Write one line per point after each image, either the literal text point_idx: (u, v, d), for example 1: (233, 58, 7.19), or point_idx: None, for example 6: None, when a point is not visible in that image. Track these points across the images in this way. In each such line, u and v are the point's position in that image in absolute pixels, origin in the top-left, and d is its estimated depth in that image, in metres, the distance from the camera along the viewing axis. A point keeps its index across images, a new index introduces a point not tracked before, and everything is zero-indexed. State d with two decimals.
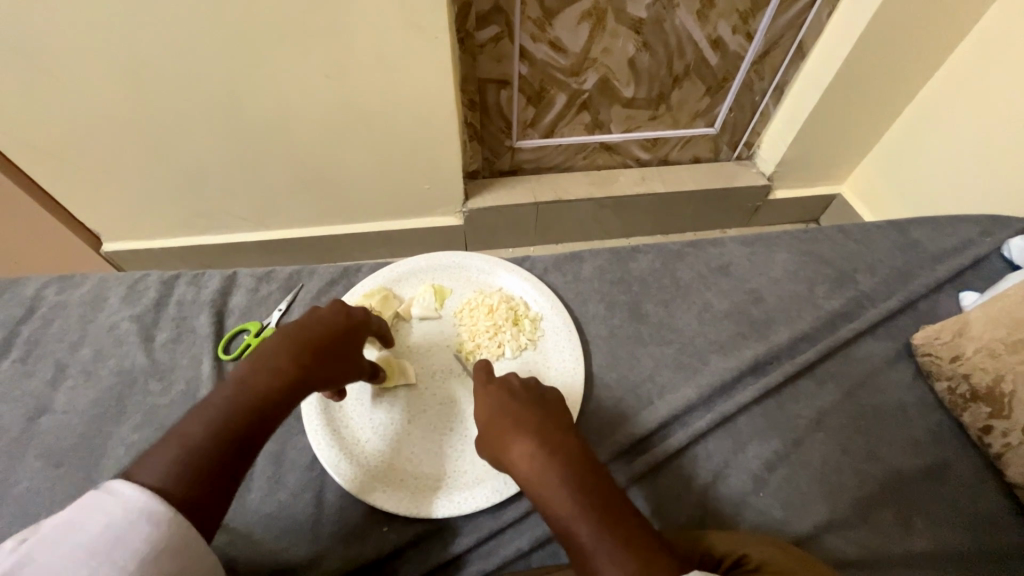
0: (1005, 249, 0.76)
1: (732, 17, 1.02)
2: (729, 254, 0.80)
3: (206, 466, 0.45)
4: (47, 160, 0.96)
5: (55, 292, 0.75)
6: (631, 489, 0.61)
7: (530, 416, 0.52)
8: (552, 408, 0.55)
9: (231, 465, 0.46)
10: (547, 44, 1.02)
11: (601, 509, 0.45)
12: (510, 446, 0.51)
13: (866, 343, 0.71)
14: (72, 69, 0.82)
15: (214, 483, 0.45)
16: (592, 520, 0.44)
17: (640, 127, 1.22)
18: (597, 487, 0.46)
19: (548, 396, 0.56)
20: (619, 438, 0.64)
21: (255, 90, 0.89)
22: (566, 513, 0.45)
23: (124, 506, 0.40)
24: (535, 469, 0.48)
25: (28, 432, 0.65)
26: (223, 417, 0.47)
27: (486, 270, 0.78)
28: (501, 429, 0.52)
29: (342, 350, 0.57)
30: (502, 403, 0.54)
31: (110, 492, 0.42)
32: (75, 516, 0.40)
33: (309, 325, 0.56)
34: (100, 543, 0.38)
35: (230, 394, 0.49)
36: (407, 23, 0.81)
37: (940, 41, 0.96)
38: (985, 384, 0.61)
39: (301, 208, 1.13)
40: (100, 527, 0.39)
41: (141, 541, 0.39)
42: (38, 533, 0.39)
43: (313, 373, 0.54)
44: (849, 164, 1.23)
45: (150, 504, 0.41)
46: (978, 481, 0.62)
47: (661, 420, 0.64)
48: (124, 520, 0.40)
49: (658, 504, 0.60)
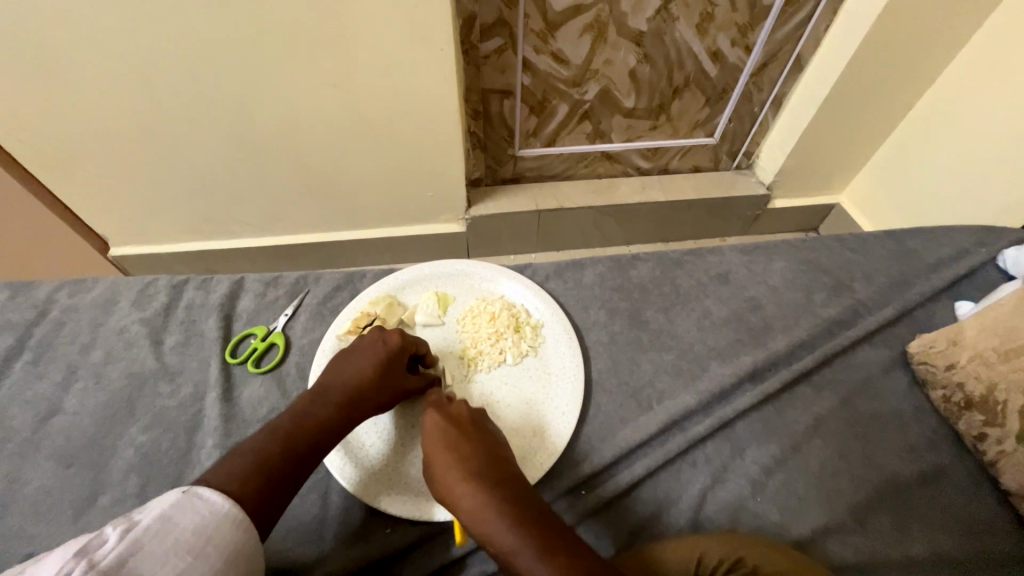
0: (1000, 260, 0.77)
1: (731, 30, 1.04)
2: (728, 262, 0.81)
3: (268, 473, 0.50)
4: (61, 165, 0.98)
5: (67, 295, 0.77)
6: (582, 527, 0.60)
7: (472, 453, 0.54)
8: (494, 442, 0.56)
9: (286, 479, 0.52)
10: (550, 55, 1.04)
11: (541, 540, 0.46)
12: (454, 485, 0.52)
13: (863, 350, 0.72)
14: (89, 78, 0.85)
15: (272, 489, 0.50)
16: (531, 552, 0.46)
17: (641, 137, 1.23)
18: (535, 518, 0.48)
19: (495, 433, 0.58)
20: (586, 465, 0.63)
21: (265, 99, 0.91)
22: (507, 547, 0.47)
23: (215, 511, 0.45)
24: (478, 507, 0.49)
25: (39, 433, 0.66)
26: (279, 441, 0.53)
27: (488, 277, 0.80)
28: (446, 467, 0.53)
29: (387, 383, 0.61)
30: (449, 437, 0.55)
31: (198, 495, 0.45)
32: (171, 512, 0.43)
33: (359, 361, 0.61)
34: (197, 541, 0.42)
35: (290, 421, 0.55)
36: (414, 34, 0.83)
37: (936, 54, 0.98)
38: (980, 393, 0.61)
39: (307, 213, 1.14)
40: (197, 526, 0.43)
41: (227, 544, 0.44)
42: (139, 523, 0.41)
43: (360, 407, 0.59)
44: (847, 174, 1.25)
45: (232, 509, 0.46)
46: (973, 487, 0.63)
47: (636, 441, 0.64)
48: (215, 523, 0.44)
49: (632, 530, 0.60)
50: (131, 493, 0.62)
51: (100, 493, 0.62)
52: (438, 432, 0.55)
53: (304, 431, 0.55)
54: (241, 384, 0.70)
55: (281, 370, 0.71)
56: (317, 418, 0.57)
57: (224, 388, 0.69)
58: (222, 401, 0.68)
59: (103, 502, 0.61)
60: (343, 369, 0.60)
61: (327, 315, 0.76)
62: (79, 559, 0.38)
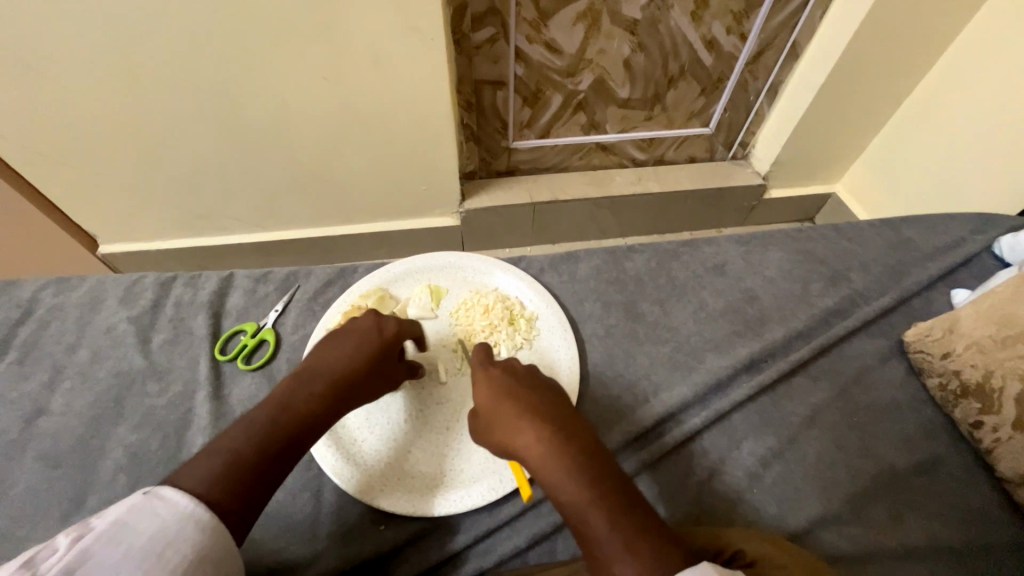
0: (997, 247, 0.77)
1: (726, 17, 1.02)
2: (723, 252, 0.81)
3: (243, 474, 0.49)
4: (45, 162, 0.96)
5: (53, 294, 0.75)
6: (640, 478, 0.62)
7: (535, 402, 0.53)
8: (557, 395, 0.55)
9: (262, 481, 0.50)
10: (543, 45, 1.02)
11: (608, 492, 0.46)
12: (517, 434, 0.51)
13: (859, 340, 0.72)
14: (70, 73, 0.83)
15: (247, 491, 0.49)
16: (598, 502, 0.45)
17: (636, 128, 1.22)
18: (600, 468, 0.48)
19: (554, 385, 0.57)
20: (628, 426, 0.65)
21: (253, 93, 0.89)
22: (573, 496, 0.46)
23: (176, 514, 0.44)
24: (544, 456, 0.49)
25: (26, 434, 0.65)
26: (254, 439, 0.51)
27: (482, 270, 0.79)
28: (510, 416, 0.53)
29: (376, 371, 0.61)
30: (510, 388, 0.55)
31: (159, 497, 0.44)
32: (126, 518, 0.42)
33: (353, 347, 0.60)
34: (154, 545, 0.41)
35: (271, 414, 0.54)
36: (403, 25, 0.82)
37: (933, 41, 0.96)
38: (976, 380, 0.61)
39: (298, 208, 1.13)
40: (154, 530, 0.42)
41: (190, 546, 0.42)
42: (91, 531, 0.41)
43: (349, 395, 0.58)
44: (844, 163, 1.24)
45: (197, 510, 0.45)
46: (970, 476, 0.62)
47: (671, 406, 0.66)
48: (176, 526, 0.43)
49: (671, 489, 0.61)
50: (120, 493, 0.61)
51: (89, 495, 0.61)
52: (501, 384, 0.55)
53: (288, 423, 0.54)
54: (232, 382, 0.69)
55: (272, 367, 0.70)
56: (301, 409, 0.55)
57: (213, 386, 0.68)
58: (212, 399, 0.67)
59: (92, 504, 0.60)
60: (335, 355, 0.59)
61: (318, 310, 0.76)
62: (24, 571, 0.37)
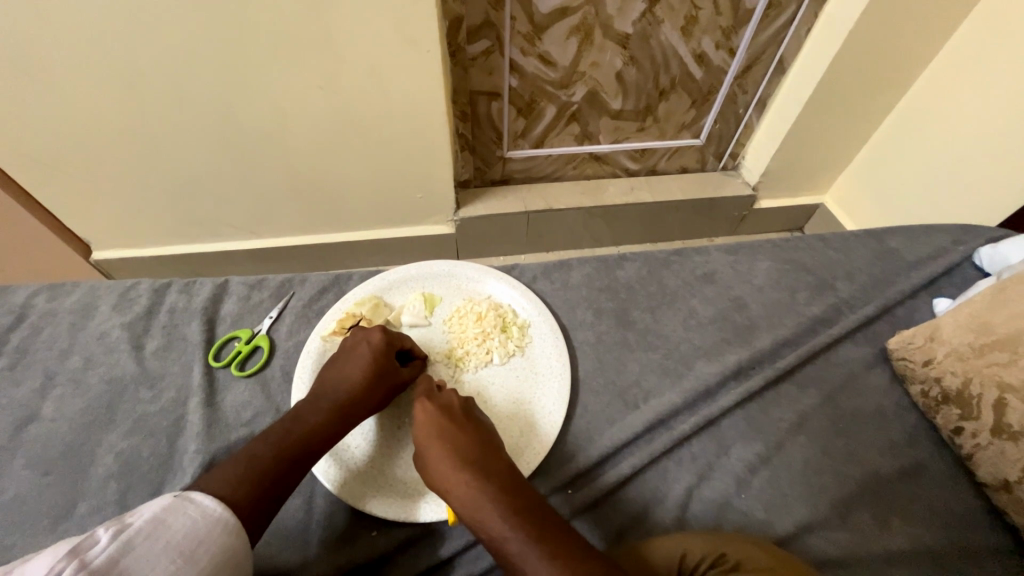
0: (977, 257, 0.78)
1: (715, 33, 1.05)
2: (713, 262, 0.82)
3: (261, 478, 0.51)
4: (41, 169, 0.97)
5: (46, 300, 0.76)
6: (577, 520, 0.60)
7: (463, 439, 0.55)
8: (486, 430, 0.57)
9: (277, 485, 0.52)
10: (536, 57, 1.04)
11: (530, 526, 0.47)
12: (447, 472, 0.52)
13: (845, 348, 0.73)
14: (69, 81, 0.84)
15: (265, 494, 0.50)
16: (521, 537, 0.47)
17: (628, 138, 1.24)
18: (526, 505, 0.49)
19: (485, 420, 0.59)
20: (569, 466, 0.64)
21: (249, 102, 0.90)
22: (499, 533, 0.48)
23: (207, 515, 0.45)
24: (469, 493, 0.50)
25: (16, 440, 0.65)
26: (270, 448, 0.54)
27: (474, 278, 0.80)
28: (439, 454, 0.54)
29: (378, 382, 0.62)
30: (441, 425, 0.56)
31: (191, 499, 0.45)
32: (164, 516, 0.43)
33: (350, 366, 0.62)
34: (189, 544, 0.42)
35: (286, 427, 0.56)
36: (398, 37, 0.83)
37: (914, 56, 0.99)
38: (955, 387, 0.62)
39: (292, 215, 1.13)
40: (188, 529, 0.43)
41: (218, 548, 0.43)
42: (131, 525, 0.41)
43: (354, 410, 0.60)
44: (832, 174, 1.26)
45: (224, 515, 0.46)
46: (951, 481, 0.63)
47: (622, 440, 0.65)
48: (207, 529, 0.44)
49: (616, 528, 0.60)
50: (111, 500, 0.61)
51: (80, 501, 0.61)
52: (430, 422, 0.56)
53: (300, 435, 0.56)
54: (225, 388, 0.69)
55: (265, 373, 0.71)
56: (311, 423, 0.57)
57: (207, 392, 0.68)
58: (204, 405, 0.67)
59: (82, 510, 0.60)
60: (336, 378, 0.61)
61: (312, 318, 0.76)
62: (70, 558, 0.37)
